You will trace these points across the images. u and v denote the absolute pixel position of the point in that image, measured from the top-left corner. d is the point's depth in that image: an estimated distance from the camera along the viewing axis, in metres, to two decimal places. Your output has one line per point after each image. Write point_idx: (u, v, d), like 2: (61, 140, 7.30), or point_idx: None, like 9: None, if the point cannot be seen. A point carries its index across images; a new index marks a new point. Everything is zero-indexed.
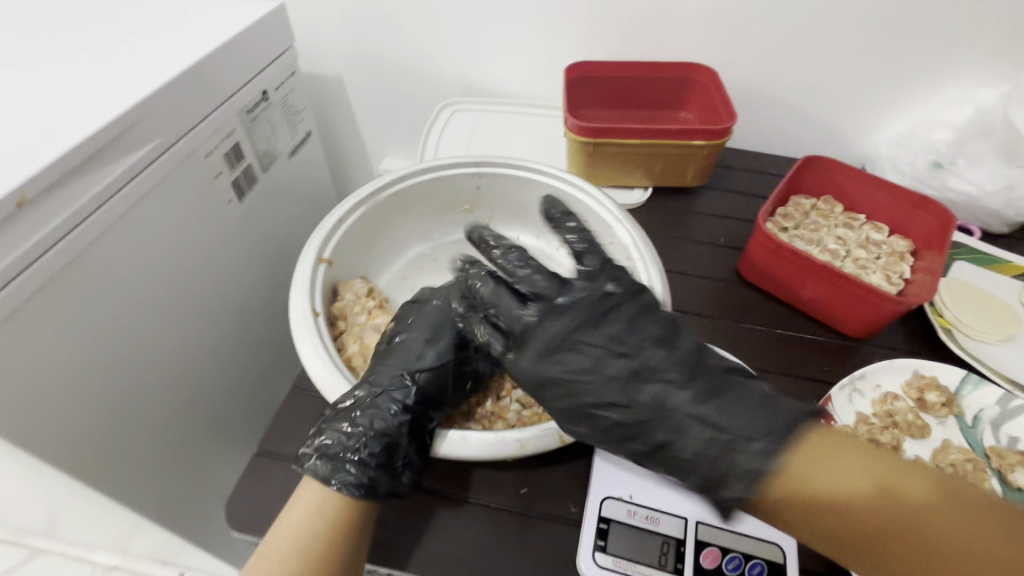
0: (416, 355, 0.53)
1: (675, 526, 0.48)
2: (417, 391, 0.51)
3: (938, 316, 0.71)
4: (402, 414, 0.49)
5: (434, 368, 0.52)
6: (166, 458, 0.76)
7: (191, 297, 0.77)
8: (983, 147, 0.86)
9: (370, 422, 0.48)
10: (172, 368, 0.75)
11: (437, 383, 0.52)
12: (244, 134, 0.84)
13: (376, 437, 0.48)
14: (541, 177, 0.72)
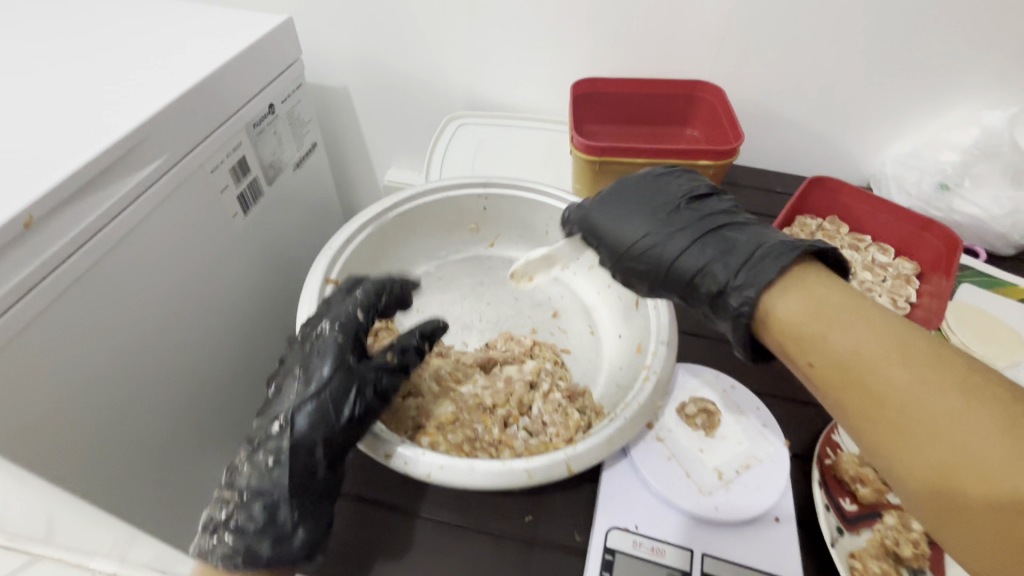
0: (281, 401, 0.50)
1: (681, 558, 0.48)
2: (287, 440, 0.47)
3: (945, 342, 0.71)
4: (275, 469, 0.47)
5: (292, 413, 0.48)
6: (168, 473, 0.75)
7: (195, 311, 0.76)
8: (990, 169, 0.86)
9: (247, 483, 0.48)
10: (175, 383, 0.74)
11: (308, 426, 0.48)
12: (250, 148, 0.84)
13: (257, 495, 0.47)
14: (547, 198, 0.71)
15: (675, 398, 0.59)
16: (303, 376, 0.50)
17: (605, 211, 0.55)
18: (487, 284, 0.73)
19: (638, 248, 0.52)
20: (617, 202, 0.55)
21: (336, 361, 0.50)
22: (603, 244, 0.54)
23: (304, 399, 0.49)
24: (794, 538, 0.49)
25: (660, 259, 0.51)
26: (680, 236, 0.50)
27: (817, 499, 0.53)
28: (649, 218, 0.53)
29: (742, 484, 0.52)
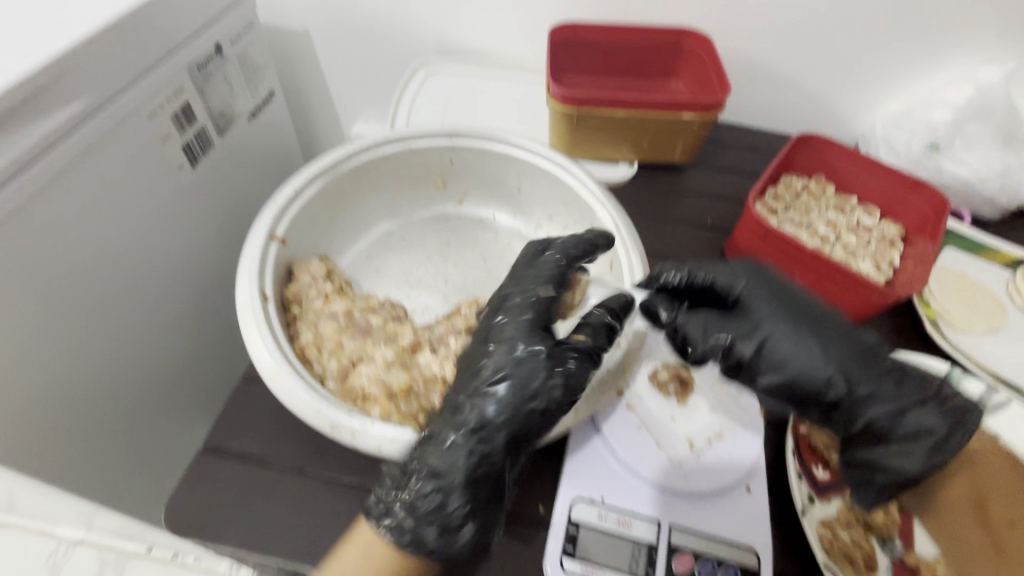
0: (488, 374, 0.42)
1: (647, 528, 0.46)
2: (484, 419, 0.41)
3: (925, 306, 0.69)
4: (464, 450, 0.40)
5: (498, 388, 0.41)
6: (119, 442, 0.71)
7: (143, 274, 0.70)
8: (981, 128, 0.83)
9: (428, 462, 0.40)
10: (122, 351, 0.69)
11: (507, 406, 0.41)
12: (195, 93, 0.76)
13: (434, 478, 0.40)
14: (519, 151, 0.66)
15: (643, 364, 0.55)
16: (505, 350, 0.43)
17: (765, 306, 0.48)
18: (452, 244, 0.68)
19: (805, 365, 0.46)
20: (791, 305, 0.48)
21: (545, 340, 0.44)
22: (758, 338, 0.46)
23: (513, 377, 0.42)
24: (763, 508, 0.48)
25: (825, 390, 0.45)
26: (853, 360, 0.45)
27: (789, 467, 0.51)
28: (823, 329, 0.47)
29: (714, 454, 0.50)
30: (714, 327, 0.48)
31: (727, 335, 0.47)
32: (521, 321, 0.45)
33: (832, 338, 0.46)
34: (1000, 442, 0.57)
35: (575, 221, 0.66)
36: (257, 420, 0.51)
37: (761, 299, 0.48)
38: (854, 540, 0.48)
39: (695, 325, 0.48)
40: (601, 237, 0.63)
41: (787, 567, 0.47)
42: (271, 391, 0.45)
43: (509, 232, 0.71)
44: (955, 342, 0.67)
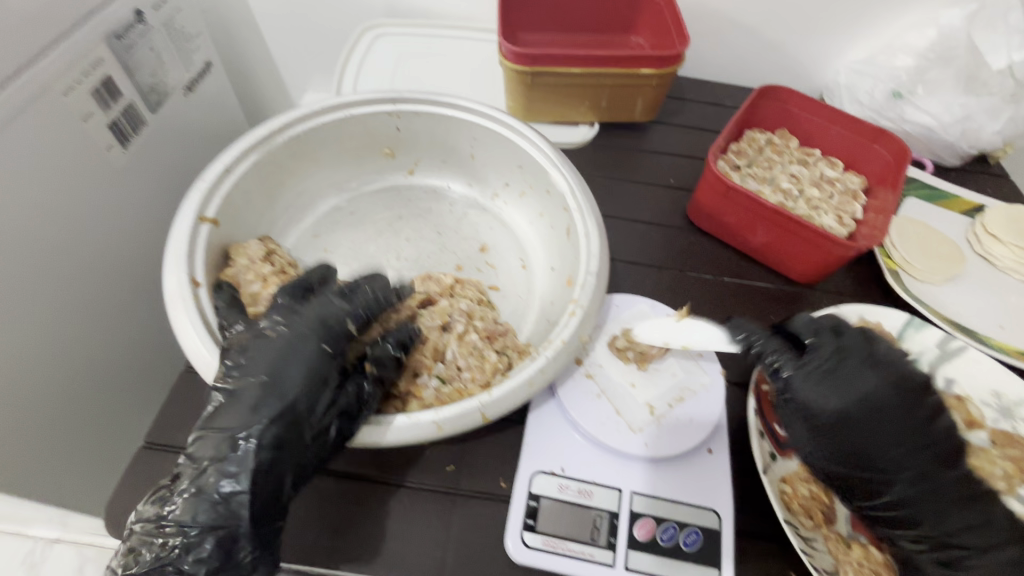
0: (247, 407, 0.39)
1: (609, 497, 0.46)
2: (252, 454, 0.38)
3: (887, 258, 0.69)
4: (225, 498, 0.38)
5: (269, 420, 0.39)
6: (90, 442, 0.68)
7: (79, 271, 0.64)
8: (942, 74, 0.81)
9: (188, 517, 0.37)
10: (66, 354, 0.64)
11: (281, 436, 0.39)
12: (118, 64, 0.68)
13: (202, 536, 0.37)
14: (468, 115, 0.62)
15: (606, 332, 0.55)
16: (274, 379, 0.41)
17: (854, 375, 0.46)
18: (405, 218, 0.65)
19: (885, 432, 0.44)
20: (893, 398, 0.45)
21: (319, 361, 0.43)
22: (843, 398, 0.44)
23: (281, 405, 0.40)
24: (724, 469, 0.48)
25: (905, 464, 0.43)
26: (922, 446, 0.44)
27: (752, 426, 0.50)
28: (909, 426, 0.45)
29: (675, 418, 0.50)
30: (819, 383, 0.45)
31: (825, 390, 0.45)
32: (290, 346, 0.42)
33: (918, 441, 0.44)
34: (957, 388, 0.57)
35: (530, 188, 0.63)
36: (202, 411, 0.49)
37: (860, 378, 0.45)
38: (814, 494, 0.47)
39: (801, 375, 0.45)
40: (558, 202, 0.60)
41: (752, 526, 0.47)
42: (210, 385, 0.43)
43: (465, 202, 0.68)
44: (915, 293, 0.67)
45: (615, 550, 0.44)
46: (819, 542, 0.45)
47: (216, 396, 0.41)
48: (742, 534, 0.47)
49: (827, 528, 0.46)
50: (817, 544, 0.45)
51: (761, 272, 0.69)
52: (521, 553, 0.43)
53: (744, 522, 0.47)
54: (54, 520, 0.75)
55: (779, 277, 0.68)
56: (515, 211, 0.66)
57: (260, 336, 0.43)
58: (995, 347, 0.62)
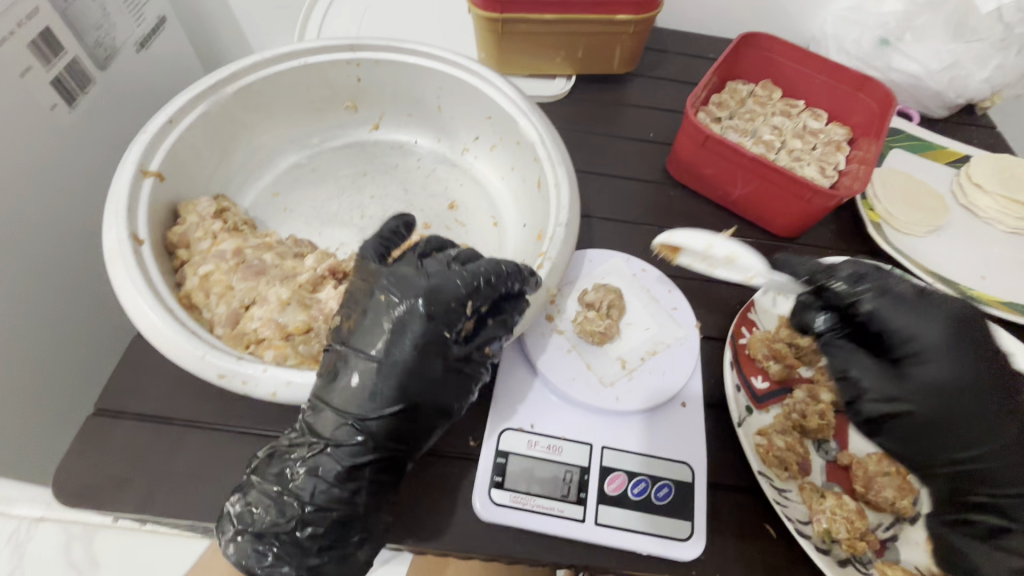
0: (363, 388, 0.38)
1: (579, 453, 0.45)
2: (363, 440, 0.37)
3: (869, 210, 0.67)
4: (342, 479, 0.37)
5: (385, 410, 0.37)
6: (62, 417, 0.66)
7: (30, 238, 0.61)
8: (932, 20, 0.76)
9: (306, 494, 0.37)
10: (21, 329, 0.60)
11: (398, 428, 0.38)
12: (57, 16, 0.62)
13: (317, 514, 0.37)
14: (433, 63, 0.58)
15: (577, 287, 0.54)
16: (394, 368, 0.38)
17: (941, 338, 0.38)
18: (370, 174, 0.62)
19: (970, 373, 0.38)
20: (977, 357, 0.38)
21: (442, 351, 0.39)
22: (931, 333, 0.38)
23: (400, 396, 0.38)
24: (696, 422, 0.47)
25: (990, 408, 0.37)
26: (1001, 392, 0.37)
27: (728, 380, 0.49)
28: (997, 390, 0.38)
29: (647, 371, 0.48)
30: (903, 314, 0.39)
31: (908, 322, 0.39)
32: (408, 327, 0.38)
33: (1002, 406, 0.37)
34: None
35: (500, 140, 0.60)
36: (154, 376, 0.47)
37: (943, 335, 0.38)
38: (789, 445, 0.46)
39: (883, 305, 0.39)
40: (527, 153, 0.57)
41: (726, 479, 0.46)
42: (154, 345, 0.40)
43: (433, 158, 0.65)
44: (897, 244, 0.65)
45: (584, 505, 0.43)
46: (793, 492, 0.45)
47: (343, 364, 0.39)
48: (716, 487, 0.46)
49: (801, 479, 0.45)
50: (790, 494, 0.44)
51: (742, 226, 0.67)
52: (488, 510, 0.42)
53: (718, 475, 0.46)
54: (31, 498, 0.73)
55: (760, 230, 0.66)
56: (485, 166, 0.63)
57: (388, 310, 0.39)
58: (977, 299, 0.60)
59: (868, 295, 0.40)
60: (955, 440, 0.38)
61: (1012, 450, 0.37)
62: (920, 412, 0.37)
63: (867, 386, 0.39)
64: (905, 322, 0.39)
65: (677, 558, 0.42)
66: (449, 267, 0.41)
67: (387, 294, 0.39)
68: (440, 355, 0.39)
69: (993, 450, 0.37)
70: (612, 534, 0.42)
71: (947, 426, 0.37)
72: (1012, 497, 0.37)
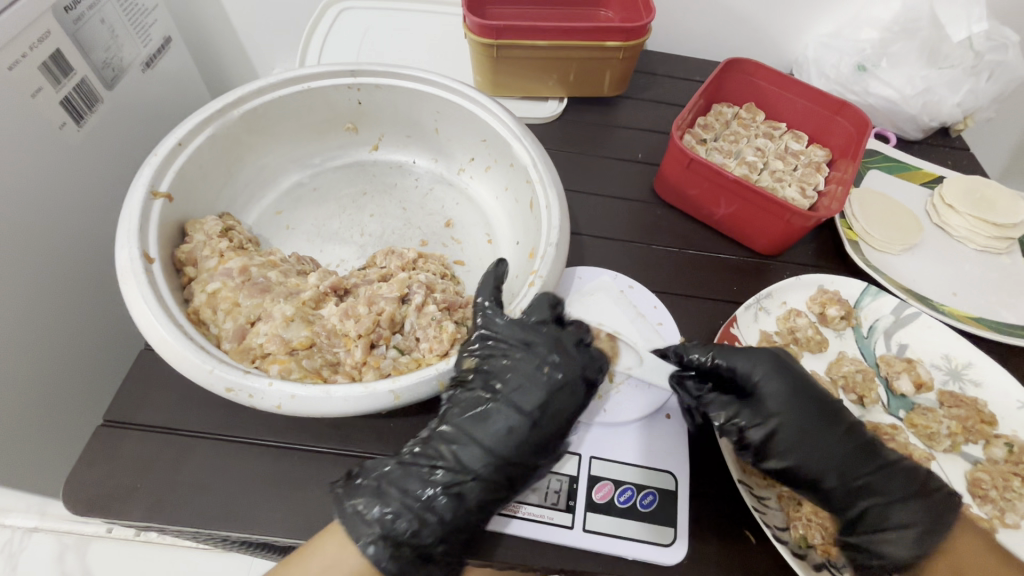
0: (514, 435, 0.42)
1: (569, 462, 0.48)
2: (500, 479, 0.42)
3: (847, 229, 0.70)
4: (476, 510, 0.41)
5: (529, 463, 0.43)
6: (66, 427, 0.67)
7: (39, 253, 0.63)
8: (906, 48, 0.80)
9: (449, 511, 0.40)
10: (29, 343, 0.62)
11: (529, 479, 0.43)
12: (67, 38, 0.64)
13: (448, 534, 0.41)
14: (431, 88, 0.61)
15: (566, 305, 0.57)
16: (543, 429, 0.43)
17: (770, 382, 0.47)
18: (370, 193, 0.65)
19: (801, 395, 0.47)
20: (802, 394, 0.47)
21: (572, 421, 0.45)
22: (768, 369, 0.47)
23: (538, 453, 0.43)
24: (681, 433, 0.50)
25: (820, 421, 0.46)
26: (821, 403, 0.47)
27: None
28: (824, 419, 0.46)
29: (634, 385, 0.52)
30: (740, 361, 0.48)
31: (747, 364, 0.47)
32: (559, 393, 0.44)
33: (832, 432, 0.46)
34: (909, 352, 0.60)
35: (494, 162, 0.63)
36: (161, 389, 0.48)
37: (772, 379, 0.47)
38: None
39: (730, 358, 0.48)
40: (521, 175, 0.60)
41: (708, 487, 0.48)
42: (165, 359, 0.42)
43: (431, 178, 0.67)
44: (874, 262, 0.68)
45: (573, 512, 0.45)
46: (772, 500, 0.47)
47: (495, 409, 0.43)
48: (699, 495, 0.48)
49: (780, 487, 0.48)
50: (769, 501, 0.47)
51: (726, 244, 0.69)
52: None
53: (701, 484, 0.48)
54: (33, 505, 0.74)
55: (743, 248, 0.69)
56: (481, 185, 0.66)
57: (548, 379, 0.44)
58: (948, 314, 0.64)
59: (722, 358, 0.48)
60: (813, 456, 0.45)
61: (845, 447, 0.45)
62: (786, 435, 0.45)
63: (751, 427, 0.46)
64: (745, 366, 0.48)
65: (661, 563, 0.44)
66: (582, 344, 0.47)
67: (550, 360, 0.45)
68: (573, 425, 0.45)
69: (834, 453, 0.45)
70: (600, 540, 0.44)
71: (805, 444, 0.45)
72: (855, 488, 0.45)
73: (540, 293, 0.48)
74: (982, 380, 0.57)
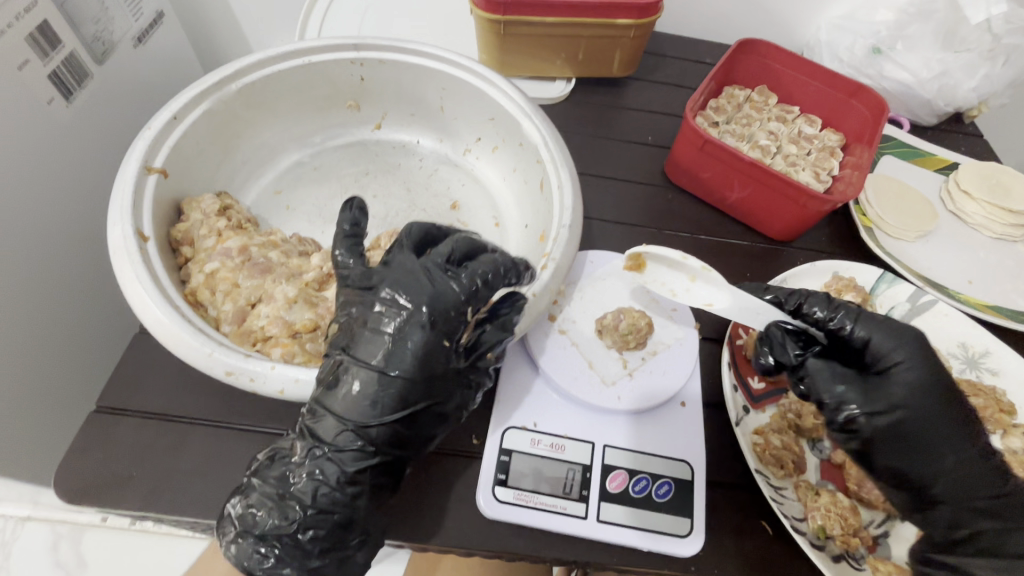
0: (362, 397, 0.37)
1: (582, 451, 0.46)
2: (363, 443, 0.37)
3: (862, 215, 0.69)
4: (345, 484, 0.37)
5: (390, 421, 0.38)
6: (59, 414, 0.65)
7: (28, 233, 0.60)
8: (922, 30, 0.78)
9: (308, 496, 0.37)
10: (19, 327, 0.59)
11: (403, 435, 0.38)
12: (54, 8, 0.61)
13: (317, 518, 0.37)
14: (436, 63, 0.59)
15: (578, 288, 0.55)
16: (396, 378, 0.37)
17: (877, 334, 0.42)
18: (373, 174, 0.62)
19: (940, 382, 0.40)
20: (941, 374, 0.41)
21: (444, 359, 0.39)
22: (902, 352, 0.40)
23: (402, 405, 0.38)
24: (696, 421, 0.48)
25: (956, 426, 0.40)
26: (959, 398, 0.40)
27: (726, 380, 0.50)
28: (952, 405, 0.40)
29: (647, 372, 0.50)
30: (882, 331, 0.42)
31: (886, 340, 0.41)
32: (405, 339, 0.38)
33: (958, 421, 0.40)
34: (925, 340, 0.58)
35: (502, 142, 0.61)
36: (157, 373, 0.46)
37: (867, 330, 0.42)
38: (785, 444, 0.47)
39: (860, 322, 0.42)
40: (530, 155, 0.58)
41: (723, 477, 0.47)
42: (162, 342, 0.40)
43: (436, 158, 0.65)
44: (888, 249, 0.67)
45: (587, 502, 0.44)
46: (789, 490, 0.46)
47: (348, 372, 0.38)
48: (715, 485, 0.47)
49: (797, 477, 0.46)
50: (785, 492, 0.45)
51: (738, 229, 0.68)
52: (492, 507, 0.43)
53: (717, 473, 0.47)
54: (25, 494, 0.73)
55: (756, 234, 0.67)
56: (487, 167, 0.64)
57: (396, 320, 0.38)
58: (965, 302, 0.62)
59: (842, 321, 0.42)
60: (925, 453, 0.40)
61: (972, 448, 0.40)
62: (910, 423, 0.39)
63: (855, 402, 0.40)
64: (881, 339, 0.41)
65: (677, 554, 0.42)
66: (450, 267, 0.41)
67: (400, 293, 0.39)
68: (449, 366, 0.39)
69: (958, 454, 0.39)
70: (615, 531, 0.43)
71: (929, 437, 0.39)
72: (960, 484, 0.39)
73: (399, 236, 0.44)
74: (1000, 368, 0.56)
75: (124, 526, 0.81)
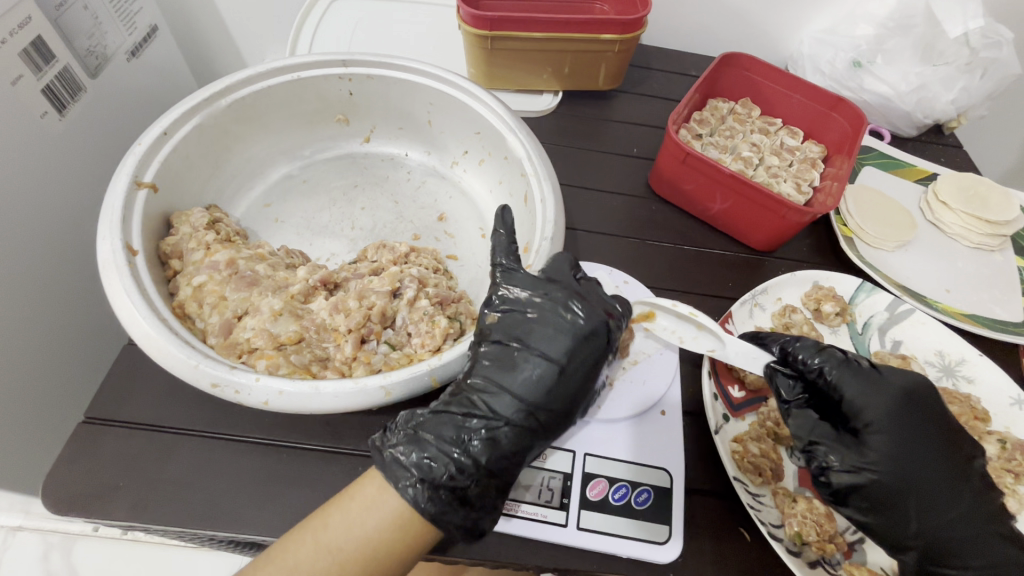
0: (539, 380, 0.41)
1: (563, 459, 0.47)
2: (534, 424, 0.41)
3: (842, 226, 0.70)
4: (511, 455, 0.40)
5: (556, 405, 0.41)
6: (48, 423, 0.66)
7: (19, 244, 0.61)
8: (900, 44, 0.80)
9: (483, 459, 0.39)
10: (9, 337, 0.60)
11: (561, 422, 0.42)
12: (48, 25, 0.62)
13: (486, 479, 0.39)
14: (423, 79, 0.60)
15: None
16: (569, 370, 0.42)
17: (866, 392, 0.44)
18: (361, 186, 0.63)
19: (917, 432, 0.43)
20: (925, 431, 0.44)
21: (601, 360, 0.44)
22: (881, 409, 0.44)
23: (570, 394, 0.42)
24: (675, 429, 0.50)
25: (948, 480, 0.42)
26: (950, 449, 0.43)
27: (705, 389, 0.51)
28: (943, 462, 0.43)
29: (627, 381, 0.51)
30: (861, 385, 0.45)
31: (863, 397, 0.44)
32: (586, 338, 0.42)
33: (946, 475, 0.43)
34: (903, 349, 0.59)
35: (488, 155, 0.62)
36: (145, 384, 0.47)
37: (856, 387, 0.45)
38: (762, 452, 0.48)
39: (844, 374, 0.45)
40: (515, 168, 0.59)
41: (702, 485, 0.48)
42: (148, 354, 0.41)
43: (423, 171, 0.66)
44: (869, 259, 0.68)
45: (567, 510, 0.44)
46: (767, 497, 0.47)
47: (523, 356, 0.42)
48: (694, 493, 0.48)
49: (775, 484, 0.47)
50: (764, 499, 0.46)
51: (721, 240, 0.69)
52: None
53: (695, 481, 0.48)
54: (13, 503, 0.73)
55: (739, 244, 0.69)
56: (474, 179, 0.65)
57: (571, 326, 0.43)
58: (943, 312, 0.63)
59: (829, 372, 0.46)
60: (921, 501, 0.42)
61: (949, 494, 0.42)
62: (884, 477, 0.42)
63: (834, 457, 0.43)
64: (861, 393, 0.44)
65: (655, 561, 0.43)
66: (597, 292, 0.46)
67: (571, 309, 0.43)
68: (603, 359, 0.43)
69: (948, 503, 0.42)
70: (594, 538, 0.43)
71: (907, 489, 0.42)
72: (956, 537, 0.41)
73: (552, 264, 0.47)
74: (976, 376, 0.57)
75: (112, 535, 0.81)
